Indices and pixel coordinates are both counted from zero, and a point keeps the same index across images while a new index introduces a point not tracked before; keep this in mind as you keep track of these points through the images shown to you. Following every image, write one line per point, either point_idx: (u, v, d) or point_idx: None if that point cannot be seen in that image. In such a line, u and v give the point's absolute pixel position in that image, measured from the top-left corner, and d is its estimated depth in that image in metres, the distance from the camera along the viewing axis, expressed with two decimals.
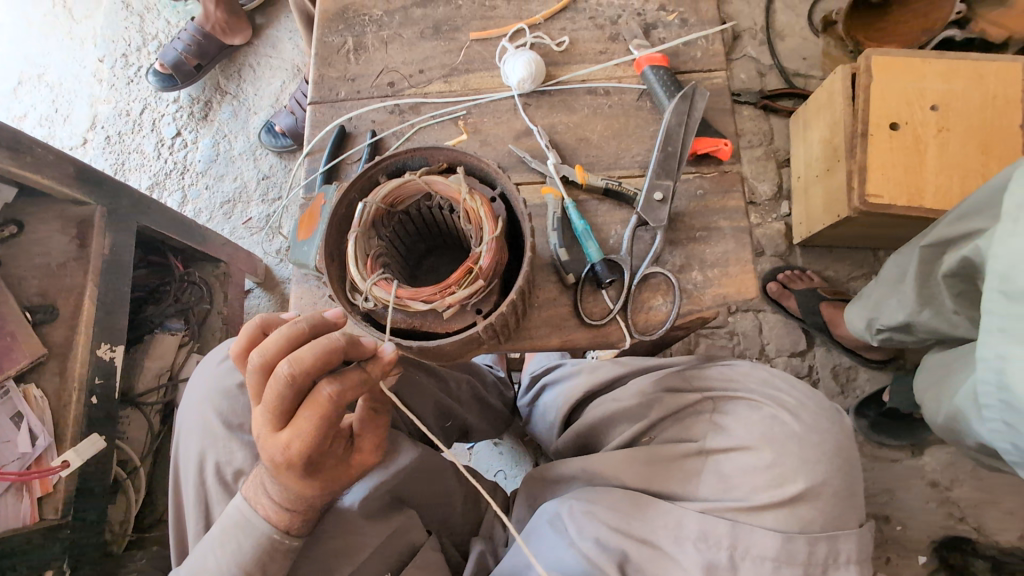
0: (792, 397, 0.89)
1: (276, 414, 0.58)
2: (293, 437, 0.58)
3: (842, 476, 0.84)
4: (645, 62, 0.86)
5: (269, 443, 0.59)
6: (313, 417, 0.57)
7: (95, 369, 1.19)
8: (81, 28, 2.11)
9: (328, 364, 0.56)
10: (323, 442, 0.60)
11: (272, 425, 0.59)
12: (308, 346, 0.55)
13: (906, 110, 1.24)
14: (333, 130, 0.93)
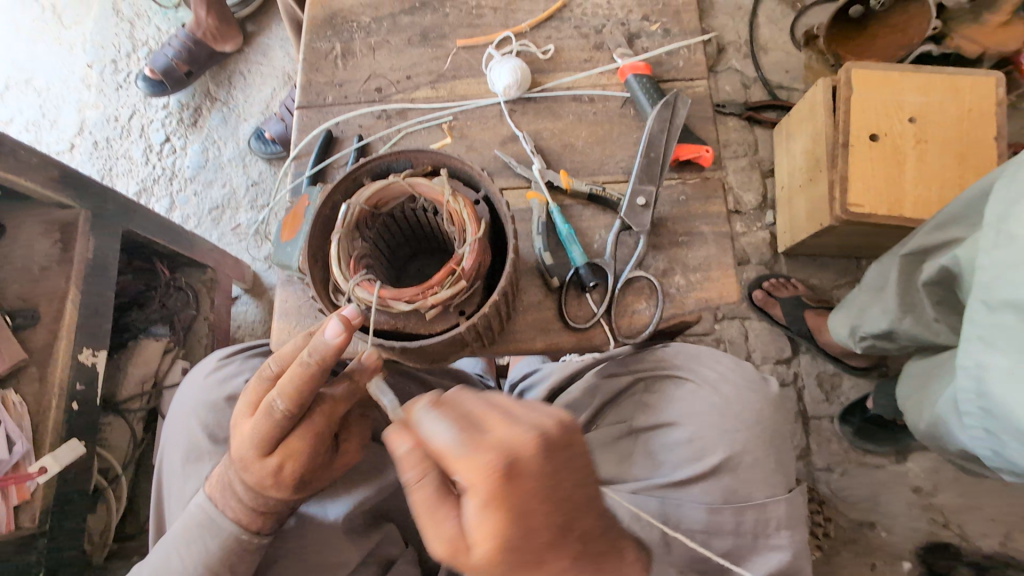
0: (714, 371, 0.86)
1: (265, 441, 0.63)
2: (284, 459, 0.64)
3: (764, 444, 0.83)
4: (629, 71, 0.88)
5: (256, 469, 0.64)
6: (306, 434, 0.65)
7: (77, 374, 1.17)
8: (71, 33, 2.11)
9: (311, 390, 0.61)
10: (314, 458, 0.66)
11: (260, 452, 0.64)
12: (291, 378, 0.60)
13: (885, 122, 1.27)
14: (320, 134, 0.93)
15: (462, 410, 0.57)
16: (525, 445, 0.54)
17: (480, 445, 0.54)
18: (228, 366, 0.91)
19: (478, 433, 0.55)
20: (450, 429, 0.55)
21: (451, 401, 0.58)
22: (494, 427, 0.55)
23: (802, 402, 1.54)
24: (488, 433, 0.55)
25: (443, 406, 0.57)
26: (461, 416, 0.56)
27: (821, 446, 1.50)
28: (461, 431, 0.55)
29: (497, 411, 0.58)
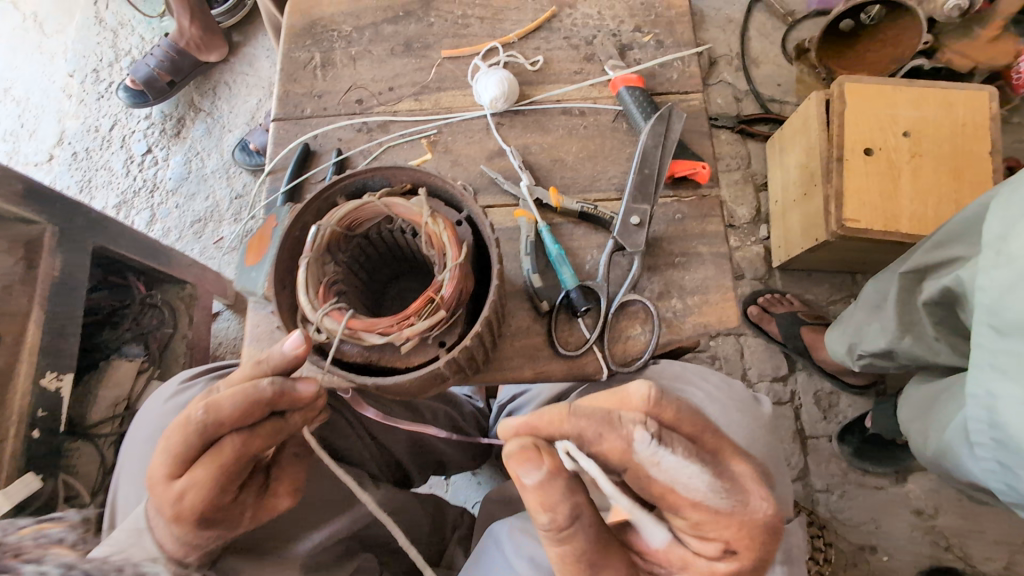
0: (701, 390, 0.77)
1: (174, 461, 0.58)
2: (187, 489, 0.58)
3: (760, 469, 0.72)
4: (621, 83, 0.84)
5: (162, 492, 0.58)
6: (212, 465, 0.58)
7: (39, 400, 1.10)
8: (52, 43, 2.05)
9: (244, 415, 0.58)
10: (221, 495, 0.59)
11: (169, 473, 0.58)
12: (229, 393, 0.57)
13: (879, 136, 1.25)
14: (297, 147, 0.88)
15: (688, 448, 0.56)
16: (764, 490, 0.57)
17: (716, 490, 0.56)
18: (190, 391, 0.85)
19: (711, 473, 0.56)
20: (695, 470, 0.56)
21: (671, 438, 0.56)
22: (726, 464, 0.58)
23: (799, 421, 1.49)
24: (722, 475, 0.57)
25: (676, 444, 0.56)
26: (694, 452, 0.57)
27: (820, 466, 1.46)
28: (708, 475, 0.56)
29: (711, 441, 0.59)
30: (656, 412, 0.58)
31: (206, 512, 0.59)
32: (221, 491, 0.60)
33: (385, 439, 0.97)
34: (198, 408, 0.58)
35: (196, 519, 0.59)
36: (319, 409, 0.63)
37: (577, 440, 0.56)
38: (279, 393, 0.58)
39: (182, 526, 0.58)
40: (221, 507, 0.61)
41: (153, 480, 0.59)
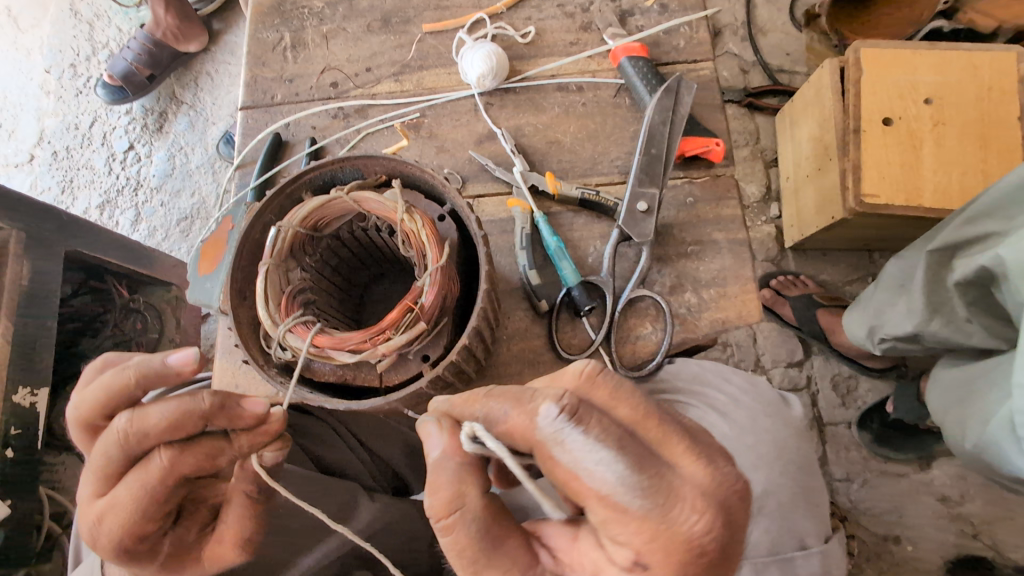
0: (723, 394, 0.69)
1: (102, 476, 0.54)
2: (107, 511, 0.53)
3: (794, 484, 0.64)
4: (622, 53, 0.75)
5: (84, 511, 0.54)
6: (134, 484, 0.52)
7: (13, 417, 1.03)
8: (27, 37, 1.95)
9: (174, 431, 0.51)
10: (144, 522, 0.53)
11: (94, 490, 0.54)
12: (162, 403, 0.51)
13: (899, 105, 1.15)
14: (268, 137, 0.80)
15: (617, 432, 0.44)
16: (715, 491, 0.43)
17: (660, 482, 0.43)
18: None
19: (644, 463, 0.43)
20: (620, 459, 0.43)
21: (598, 412, 0.44)
22: (659, 471, 0.43)
23: (817, 408, 1.42)
24: (664, 471, 0.44)
25: (599, 421, 0.44)
26: (621, 434, 0.44)
27: (839, 454, 1.39)
28: (634, 463, 0.43)
29: (645, 433, 0.45)
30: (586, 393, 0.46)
31: (127, 540, 0.53)
32: (146, 520, 0.54)
33: (379, 451, 0.90)
34: (123, 416, 0.52)
35: (115, 546, 0.53)
36: (272, 430, 0.55)
37: (487, 419, 0.46)
38: (218, 408, 0.52)
39: (101, 549, 0.54)
40: (146, 536, 0.55)
41: (80, 497, 0.55)
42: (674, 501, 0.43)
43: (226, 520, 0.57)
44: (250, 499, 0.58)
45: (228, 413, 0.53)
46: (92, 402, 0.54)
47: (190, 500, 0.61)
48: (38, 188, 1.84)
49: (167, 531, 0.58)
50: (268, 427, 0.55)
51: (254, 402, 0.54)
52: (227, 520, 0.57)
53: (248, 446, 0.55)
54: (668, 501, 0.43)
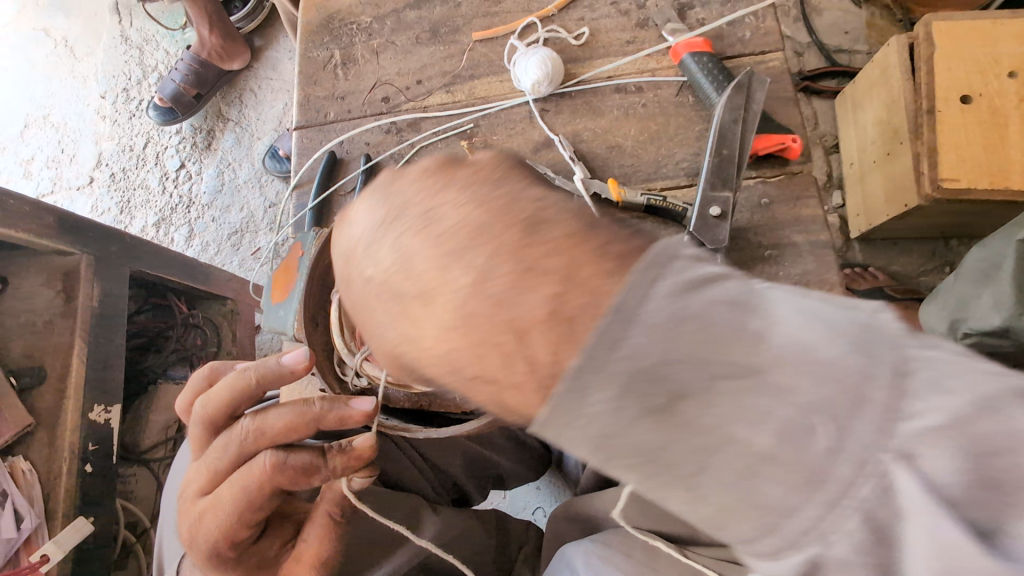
0: None
1: (205, 477, 0.55)
2: (206, 512, 0.53)
3: None
4: (684, 49, 0.72)
5: (189, 508, 0.56)
6: (232, 491, 0.52)
7: (90, 434, 1.06)
8: (82, 66, 2.04)
9: (292, 435, 0.51)
10: (238, 530, 0.53)
11: (198, 491, 0.55)
12: (278, 406, 0.52)
13: (979, 80, 1.06)
14: (323, 156, 0.80)
15: (413, 246, 0.36)
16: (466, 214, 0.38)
17: (476, 213, 0.36)
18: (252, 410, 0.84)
19: (444, 224, 0.36)
20: (520, 310, 0.32)
21: (419, 314, 0.35)
22: (442, 191, 0.38)
23: None
24: (450, 209, 0.37)
25: (409, 300, 0.36)
26: (413, 266, 0.36)
27: None
28: (481, 274, 0.34)
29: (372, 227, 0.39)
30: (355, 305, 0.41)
31: (221, 545, 0.54)
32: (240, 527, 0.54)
33: (439, 460, 0.84)
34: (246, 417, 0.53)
35: (208, 550, 0.54)
36: (367, 456, 0.53)
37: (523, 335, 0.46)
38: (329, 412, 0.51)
39: (197, 549, 0.55)
40: (238, 544, 0.55)
41: (187, 492, 0.56)
42: (537, 237, 0.34)
43: (308, 540, 0.57)
44: (332, 521, 0.58)
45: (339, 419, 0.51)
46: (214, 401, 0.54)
47: (277, 514, 0.62)
48: (98, 210, 1.92)
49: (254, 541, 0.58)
50: (365, 452, 0.53)
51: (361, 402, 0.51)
52: (310, 539, 0.57)
53: (342, 469, 0.52)
54: (609, 327, 0.28)
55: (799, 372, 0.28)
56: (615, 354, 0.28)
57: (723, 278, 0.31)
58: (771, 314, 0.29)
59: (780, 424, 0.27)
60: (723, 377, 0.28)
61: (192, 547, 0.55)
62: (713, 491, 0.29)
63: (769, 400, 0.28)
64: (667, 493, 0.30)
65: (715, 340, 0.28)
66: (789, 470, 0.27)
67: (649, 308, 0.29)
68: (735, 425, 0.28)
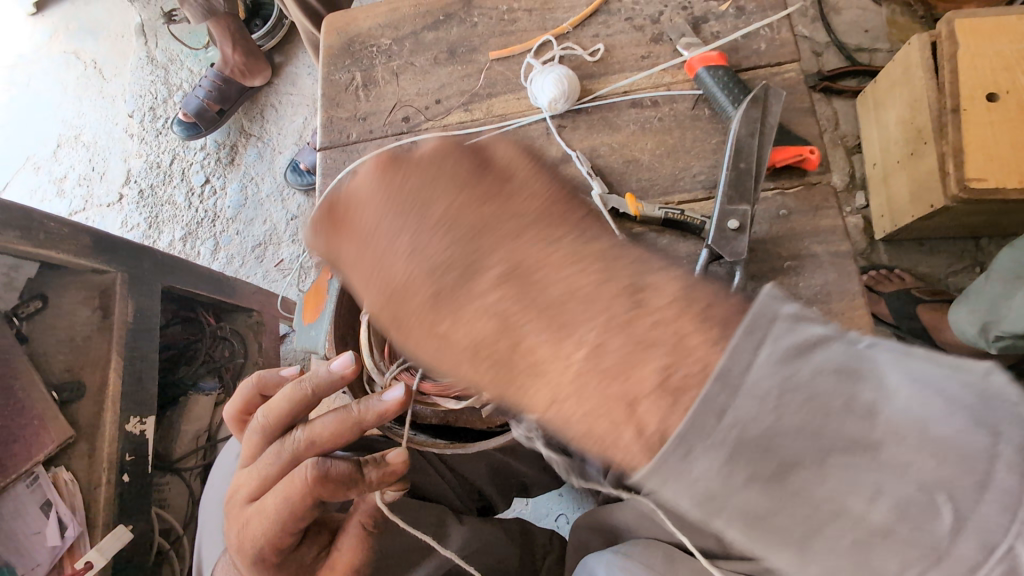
0: None
1: (253, 484, 0.57)
2: (252, 520, 0.55)
3: None
4: (699, 64, 0.73)
5: (236, 514, 0.57)
6: (277, 499, 0.53)
7: (126, 444, 1.10)
8: (112, 86, 2.11)
9: (339, 443, 0.54)
10: (282, 537, 0.55)
11: (245, 497, 0.57)
12: (326, 415, 0.54)
13: (1006, 77, 1.04)
14: (347, 176, 0.82)
15: (511, 302, 0.38)
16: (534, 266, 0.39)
17: (583, 280, 0.37)
18: None
19: (549, 288, 0.37)
20: (636, 372, 0.34)
21: (529, 376, 0.36)
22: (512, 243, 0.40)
23: None
24: (546, 268, 0.39)
25: (523, 357, 0.37)
26: (524, 306, 0.37)
27: None
28: (593, 347, 0.35)
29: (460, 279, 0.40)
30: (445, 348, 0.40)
31: (266, 550, 0.56)
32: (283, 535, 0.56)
33: (462, 468, 0.85)
34: (297, 426, 0.56)
35: (253, 556, 0.56)
36: (402, 469, 0.55)
37: None
38: (375, 420, 0.54)
39: (242, 555, 0.57)
40: (279, 552, 0.57)
41: (234, 498, 0.58)
42: (644, 304, 0.36)
43: (342, 550, 0.60)
44: (365, 531, 0.60)
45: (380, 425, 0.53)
46: (267, 409, 0.57)
47: (313, 524, 0.64)
48: (127, 225, 1.96)
49: (294, 548, 0.59)
50: (398, 467, 0.55)
51: (392, 390, 0.55)
52: (343, 548, 0.61)
53: (377, 482, 0.54)
54: (715, 393, 0.31)
55: (913, 448, 0.30)
56: (721, 423, 0.31)
57: (828, 342, 0.32)
58: (883, 381, 0.31)
59: (898, 498, 0.30)
60: (837, 450, 0.30)
61: (237, 553, 0.57)
62: (825, 554, 0.31)
63: (887, 477, 0.30)
64: (776, 552, 0.32)
65: (825, 414, 0.31)
66: (904, 544, 0.30)
67: (756, 376, 0.31)
68: (848, 495, 0.30)
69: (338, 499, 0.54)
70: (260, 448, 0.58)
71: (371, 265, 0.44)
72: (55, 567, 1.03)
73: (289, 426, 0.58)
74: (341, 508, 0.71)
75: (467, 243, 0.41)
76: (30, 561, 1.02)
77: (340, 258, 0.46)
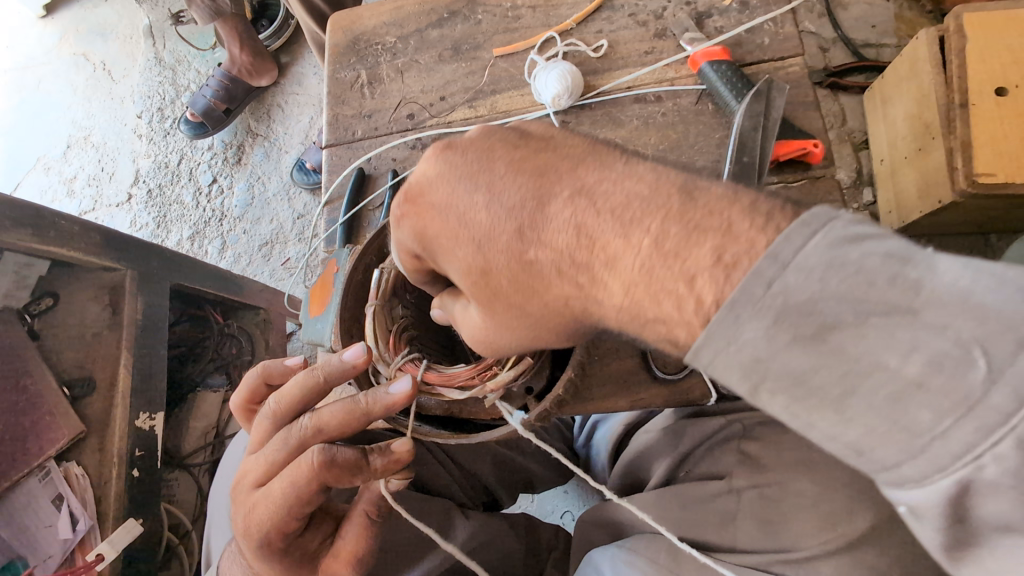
0: None
1: (261, 469, 0.57)
2: (259, 505, 0.56)
3: None
4: (703, 58, 0.73)
5: (243, 499, 0.58)
6: (283, 485, 0.54)
7: (136, 440, 1.11)
8: (121, 88, 2.13)
9: (345, 431, 0.55)
10: (288, 523, 0.56)
11: (252, 483, 0.58)
12: (334, 402, 0.55)
13: (1015, 72, 1.04)
14: (352, 173, 0.83)
15: (585, 214, 0.41)
16: (584, 195, 0.42)
17: (635, 182, 0.41)
18: None
19: (610, 199, 0.41)
20: (692, 258, 0.37)
21: (606, 270, 0.40)
22: (557, 182, 0.44)
23: None
24: (608, 182, 0.42)
25: (603, 256, 0.40)
26: (590, 217, 0.41)
27: None
28: (659, 235, 0.38)
29: (535, 212, 0.44)
30: (527, 282, 0.44)
31: (272, 534, 0.56)
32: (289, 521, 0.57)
33: (468, 462, 0.86)
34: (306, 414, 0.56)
35: (259, 541, 0.57)
36: (406, 459, 0.56)
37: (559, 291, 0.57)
38: (382, 410, 0.54)
39: (249, 539, 0.57)
40: (285, 538, 0.58)
41: (241, 484, 0.59)
42: (696, 197, 0.39)
43: (346, 538, 0.60)
44: (368, 520, 0.60)
45: (387, 412, 0.54)
46: (279, 394, 0.58)
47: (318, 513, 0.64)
48: (136, 225, 1.98)
49: (299, 535, 0.60)
50: (402, 456, 0.56)
51: (399, 382, 0.55)
52: (347, 537, 0.60)
53: (382, 471, 0.55)
54: (765, 265, 0.33)
55: (953, 311, 0.30)
56: (770, 291, 0.33)
57: (883, 235, 0.33)
58: (931, 260, 0.31)
59: (931, 353, 0.30)
60: (874, 313, 0.31)
61: (244, 538, 0.58)
62: (862, 411, 0.31)
63: (924, 334, 0.30)
64: (815, 415, 0.33)
65: (868, 282, 0.31)
66: (939, 395, 0.29)
67: (803, 254, 0.33)
68: (883, 351, 0.31)
69: (343, 485, 0.55)
70: (269, 434, 0.59)
71: (444, 223, 0.47)
72: (66, 561, 1.04)
73: (297, 413, 0.58)
74: (347, 500, 0.71)
75: (533, 184, 0.44)
76: (42, 555, 1.04)
77: (421, 235, 0.49)
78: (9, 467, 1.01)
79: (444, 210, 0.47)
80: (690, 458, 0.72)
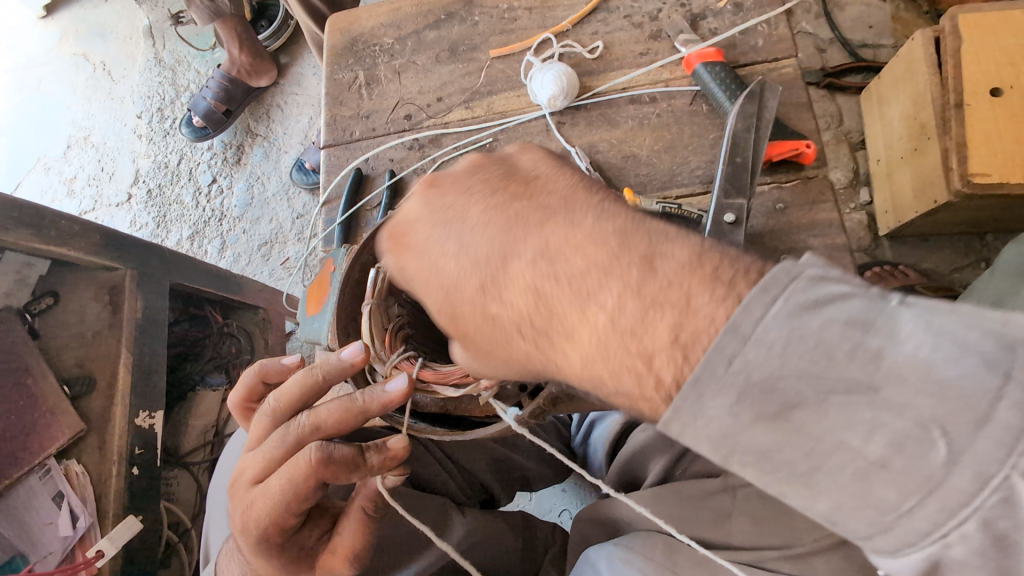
0: None
1: (258, 466, 0.58)
2: (257, 501, 0.56)
3: None
4: (697, 60, 0.74)
5: (241, 495, 0.59)
6: (281, 481, 0.55)
7: (136, 438, 1.11)
8: (121, 88, 2.14)
9: (343, 428, 0.55)
10: (285, 519, 0.56)
11: (250, 479, 0.58)
12: (331, 400, 0.56)
13: (1009, 73, 1.04)
14: (350, 174, 0.84)
15: (545, 280, 0.42)
16: (548, 258, 0.42)
17: (598, 248, 0.40)
18: None
19: (570, 266, 0.41)
20: (648, 337, 0.36)
21: (566, 340, 0.41)
22: (523, 240, 0.44)
23: None
24: (571, 244, 0.42)
25: (562, 326, 0.40)
26: (550, 282, 0.41)
27: None
28: (615, 310, 0.38)
29: (499, 271, 0.44)
30: (492, 335, 0.46)
31: (269, 530, 0.57)
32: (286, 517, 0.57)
33: (465, 460, 0.86)
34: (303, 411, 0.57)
35: (256, 537, 0.57)
36: (402, 456, 0.57)
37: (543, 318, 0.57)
38: (379, 408, 0.55)
39: (246, 535, 0.58)
40: (282, 534, 0.58)
41: (239, 481, 0.60)
42: (657, 268, 0.38)
43: (343, 534, 0.61)
44: (365, 517, 0.61)
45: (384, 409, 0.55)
46: (278, 392, 0.59)
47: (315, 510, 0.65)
48: (136, 225, 1.99)
49: (296, 531, 0.61)
50: (398, 453, 0.56)
51: (395, 380, 0.56)
52: (344, 534, 0.61)
53: (378, 467, 0.56)
54: (725, 341, 0.32)
55: (914, 389, 0.29)
56: (730, 368, 0.32)
57: (847, 296, 0.31)
58: (894, 329, 0.30)
59: (893, 433, 0.29)
60: (835, 391, 0.30)
61: (241, 534, 0.59)
62: (828, 487, 0.31)
63: (885, 414, 0.29)
64: (785, 487, 0.33)
65: (827, 358, 0.30)
66: (902, 477, 0.29)
67: (763, 327, 0.32)
68: (845, 431, 0.30)
69: (340, 482, 0.56)
70: (267, 432, 0.60)
71: (419, 268, 0.49)
72: (67, 557, 1.04)
73: (295, 411, 0.59)
74: (343, 497, 0.72)
75: (500, 238, 0.45)
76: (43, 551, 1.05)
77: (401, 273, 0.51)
78: (10, 465, 1.03)
79: (421, 254, 0.49)
80: (686, 456, 0.73)
